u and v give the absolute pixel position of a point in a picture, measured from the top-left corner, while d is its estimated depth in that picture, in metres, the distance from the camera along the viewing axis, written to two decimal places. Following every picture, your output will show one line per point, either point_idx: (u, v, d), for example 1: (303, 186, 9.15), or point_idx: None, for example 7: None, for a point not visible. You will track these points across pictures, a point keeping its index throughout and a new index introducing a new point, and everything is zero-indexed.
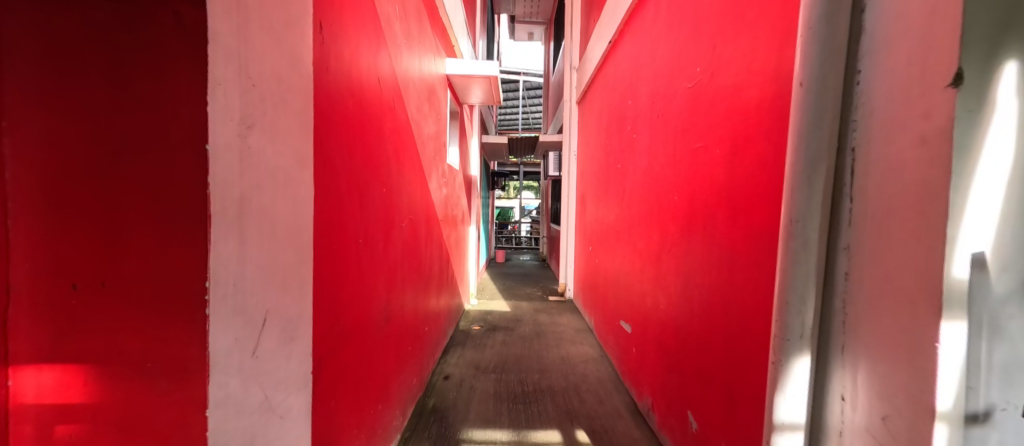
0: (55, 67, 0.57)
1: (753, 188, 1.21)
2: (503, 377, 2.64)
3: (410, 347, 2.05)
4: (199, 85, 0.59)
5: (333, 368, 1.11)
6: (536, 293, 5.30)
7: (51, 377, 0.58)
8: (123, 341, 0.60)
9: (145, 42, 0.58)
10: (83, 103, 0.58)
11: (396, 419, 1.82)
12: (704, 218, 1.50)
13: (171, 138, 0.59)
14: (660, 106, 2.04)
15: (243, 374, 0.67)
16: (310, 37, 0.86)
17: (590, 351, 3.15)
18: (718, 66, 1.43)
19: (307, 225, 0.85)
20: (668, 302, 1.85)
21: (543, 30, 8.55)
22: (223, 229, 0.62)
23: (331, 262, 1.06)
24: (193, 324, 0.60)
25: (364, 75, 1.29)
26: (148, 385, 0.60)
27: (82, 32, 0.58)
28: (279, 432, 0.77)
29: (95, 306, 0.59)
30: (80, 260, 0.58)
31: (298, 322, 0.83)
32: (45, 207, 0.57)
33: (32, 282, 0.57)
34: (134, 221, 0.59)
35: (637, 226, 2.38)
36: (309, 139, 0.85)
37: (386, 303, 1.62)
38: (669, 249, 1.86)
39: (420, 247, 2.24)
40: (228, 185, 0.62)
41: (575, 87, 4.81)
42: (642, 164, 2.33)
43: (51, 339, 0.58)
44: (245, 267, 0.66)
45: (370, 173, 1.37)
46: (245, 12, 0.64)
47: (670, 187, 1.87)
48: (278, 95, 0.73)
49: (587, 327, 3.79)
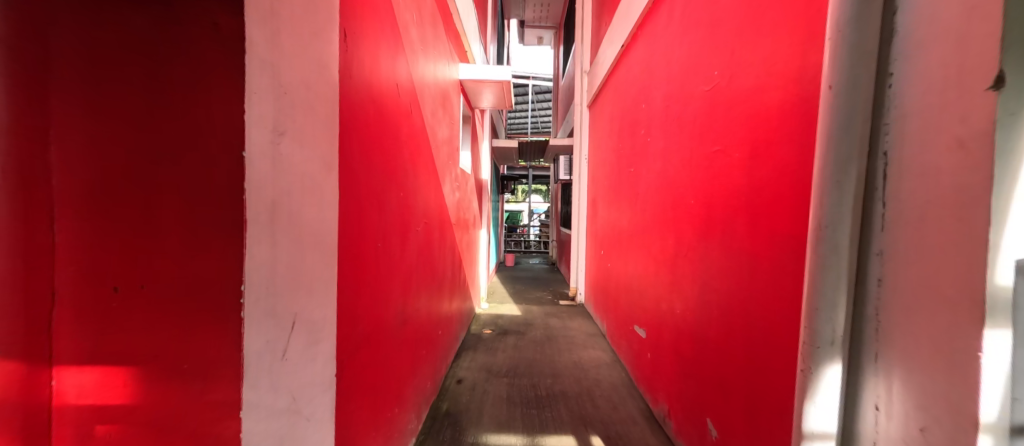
0: (96, 75, 0.59)
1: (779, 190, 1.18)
2: (515, 382, 2.64)
3: (424, 351, 2.06)
4: (236, 93, 0.60)
5: (354, 371, 1.13)
6: (547, 297, 5.29)
7: (90, 377, 0.60)
8: (159, 342, 0.61)
9: (180, 48, 0.60)
10: (120, 110, 0.59)
11: (411, 422, 1.83)
12: (723, 222, 1.48)
13: (207, 143, 0.60)
14: (674, 109, 2.03)
15: (273, 376, 0.68)
16: (335, 45, 0.87)
17: (602, 355, 3.13)
18: (738, 69, 1.42)
19: (331, 230, 0.87)
20: (684, 307, 1.83)
21: (553, 34, 8.59)
22: (257, 233, 0.63)
23: (352, 266, 1.08)
24: (228, 327, 0.61)
25: (383, 81, 1.31)
26: (184, 386, 0.62)
27: (119, 38, 0.60)
28: (305, 434, 0.78)
29: (132, 307, 0.61)
30: (120, 262, 0.60)
31: (322, 325, 0.83)
32: (85, 213, 0.59)
33: (72, 284, 0.59)
34: (169, 225, 0.61)
35: (651, 230, 2.37)
36: (334, 145, 0.87)
37: (402, 308, 1.63)
38: (685, 253, 1.84)
39: (434, 252, 2.26)
40: (261, 190, 0.63)
41: (585, 90, 4.80)
42: (656, 167, 2.31)
43: (91, 340, 0.60)
44: (275, 271, 0.68)
45: (388, 178, 1.39)
46: (277, 22, 0.66)
47: (686, 190, 1.85)
48: (306, 102, 0.75)
49: (598, 331, 3.77)
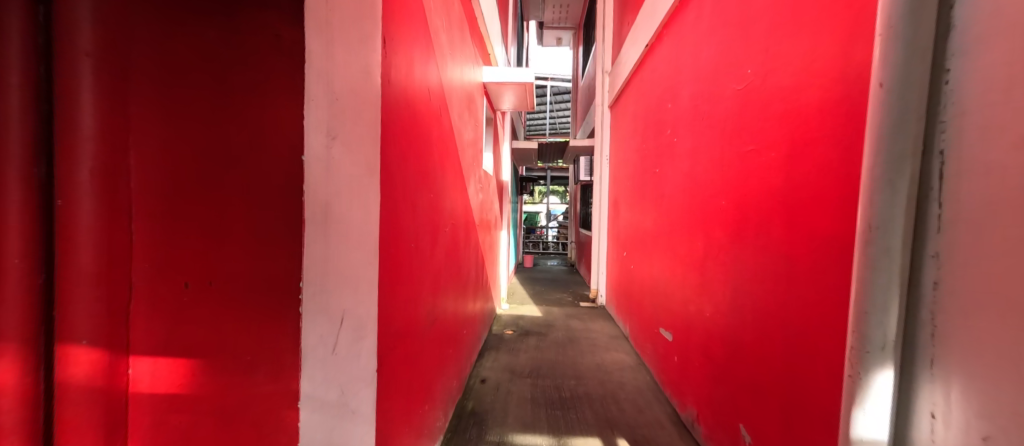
0: (169, 83, 0.64)
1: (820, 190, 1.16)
2: (538, 383, 2.64)
3: (450, 350, 2.10)
4: (296, 100, 0.63)
5: (390, 367, 1.16)
6: (568, 299, 5.26)
7: (162, 366, 0.65)
8: (224, 334, 0.65)
9: (243, 59, 0.64)
10: (189, 116, 0.64)
11: (439, 420, 1.86)
12: (758, 223, 1.45)
13: (268, 148, 0.63)
14: (703, 108, 2.00)
15: (325, 368, 0.71)
16: (377, 51, 0.91)
17: (626, 358, 3.10)
18: (773, 67, 1.39)
19: (373, 230, 0.90)
20: (714, 310, 1.80)
21: (572, 34, 8.56)
22: (312, 232, 0.67)
23: (389, 265, 1.11)
24: (286, 321, 0.65)
25: (417, 85, 1.35)
26: (247, 376, 0.65)
27: (189, 48, 0.64)
28: (351, 426, 0.81)
29: (201, 301, 0.65)
30: (190, 259, 0.64)
31: (365, 321, 0.87)
32: (157, 213, 0.64)
33: (146, 278, 0.64)
34: (233, 225, 0.65)
35: (677, 232, 2.34)
36: (376, 148, 0.90)
37: (431, 307, 1.67)
38: (715, 255, 1.80)
39: (460, 252, 2.30)
40: (317, 192, 0.67)
41: (607, 90, 4.77)
42: (683, 167, 2.28)
43: (164, 331, 0.64)
44: (327, 269, 0.71)
45: (420, 180, 1.42)
46: (330, 32, 0.69)
47: (716, 191, 1.82)
48: (354, 108, 0.78)
49: (621, 333, 3.73)
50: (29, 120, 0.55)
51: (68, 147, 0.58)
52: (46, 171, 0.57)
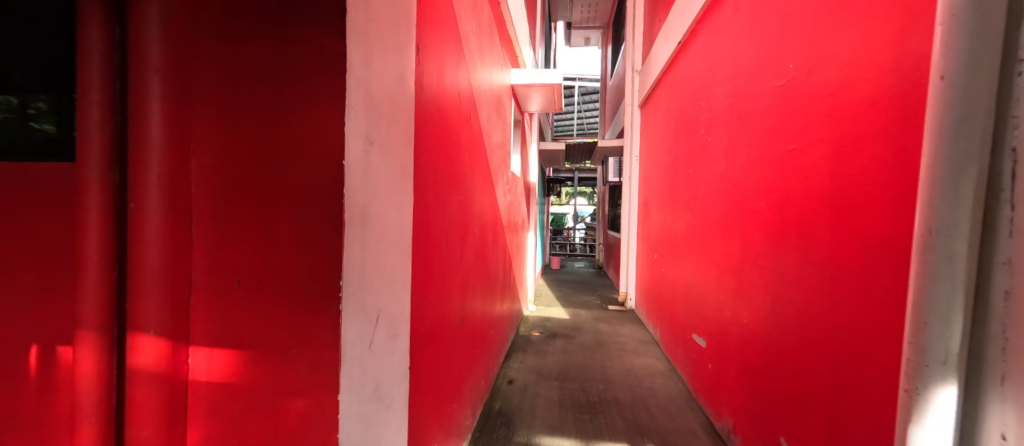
0: (227, 97, 0.68)
1: (876, 190, 1.08)
2: (565, 385, 2.62)
3: (478, 350, 2.12)
4: (338, 108, 0.67)
5: (422, 365, 1.20)
6: (596, 302, 5.19)
7: (217, 357, 0.70)
8: (273, 329, 0.69)
9: (292, 71, 0.68)
10: (243, 127, 0.69)
11: (467, 418, 1.89)
12: (801, 225, 1.38)
13: (311, 154, 0.67)
14: (739, 106, 1.93)
15: (363, 364, 0.74)
16: (412, 58, 0.94)
17: (657, 363, 3.02)
18: (818, 61, 1.33)
19: (407, 231, 0.93)
20: (752, 316, 1.73)
21: (601, 34, 8.47)
22: (351, 233, 0.70)
23: (421, 266, 1.14)
24: (327, 318, 0.68)
25: (448, 89, 1.38)
26: (292, 368, 0.69)
27: (245, 64, 0.69)
28: (385, 420, 0.84)
29: (252, 298, 0.69)
30: (243, 259, 0.69)
31: (399, 320, 0.89)
32: (215, 216, 0.68)
33: (205, 276, 0.69)
34: (281, 227, 0.69)
35: (712, 234, 2.26)
36: (410, 152, 0.93)
37: (460, 307, 1.70)
38: (753, 259, 1.73)
39: (488, 253, 2.33)
40: (356, 195, 0.70)
41: (637, 90, 4.68)
42: (718, 168, 2.21)
43: (220, 324, 0.69)
44: (365, 269, 0.74)
45: (450, 182, 1.46)
46: (369, 42, 0.72)
47: (754, 192, 1.75)
48: (390, 113, 0.81)
49: (651, 338, 3.64)
50: (105, 132, 0.65)
51: (140, 154, 0.63)
52: (118, 179, 0.66)
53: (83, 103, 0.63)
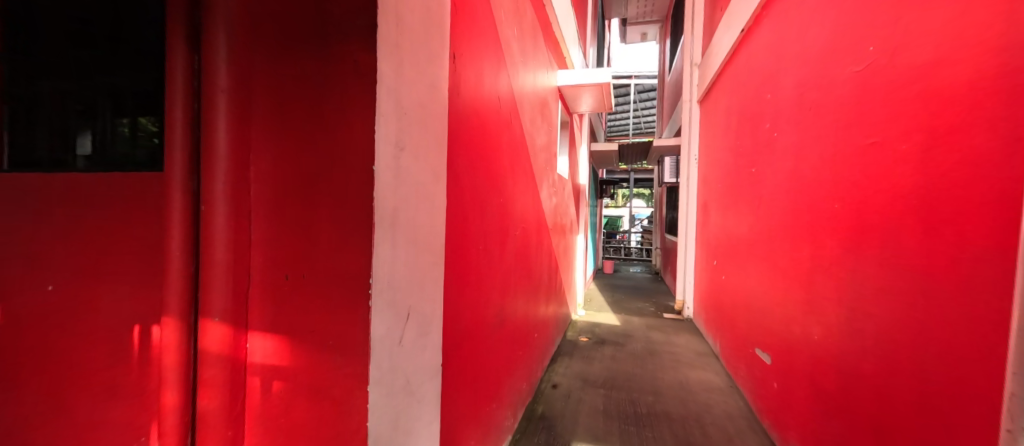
0: (278, 111, 0.76)
1: (985, 187, 0.92)
2: (612, 394, 2.54)
3: (520, 351, 2.13)
4: (369, 117, 0.71)
5: (457, 364, 1.23)
6: (649, 309, 4.96)
7: (268, 344, 0.77)
8: (313, 321, 0.75)
9: (331, 85, 0.73)
10: (289, 137, 0.75)
11: (508, 420, 1.91)
12: (885, 229, 1.22)
13: (347, 161, 0.72)
14: (810, 96, 1.75)
15: (392, 358, 0.78)
16: (445, 66, 0.97)
17: (715, 378, 2.81)
18: (905, 41, 1.17)
19: (439, 233, 0.96)
20: (824, 332, 1.55)
21: (659, 28, 8.10)
22: (382, 234, 0.73)
23: (457, 266, 1.17)
24: (358, 314, 0.72)
25: (487, 93, 1.41)
26: (328, 358, 0.74)
27: (293, 80, 0.75)
28: (416, 414, 0.87)
29: (296, 292, 0.76)
30: (289, 257, 0.76)
31: (431, 318, 0.93)
32: (268, 217, 0.76)
33: (260, 270, 0.77)
34: (321, 228, 0.75)
35: (778, 239, 2.06)
36: (443, 156, 0.96)
37: (500, 309, 1.72)
38: (826, 267, 1.55)
39: (531, 255, 2.34)
40: (385, 198, 0.74)
41: (696, 84, 4.41)
42: (785, 166, 2.01)
43: (271, 314, 0.77)
44: (395, 268, 0.77)
45: (489, 185, 1.48)
46: (400, 53, 0.76)
47: (826, 192, 1.57)
48: (421, 120, 0.84)
49: (709, 351, 3.40)
50: (186, 146, 0.75)
51: (210, 165, 0.73)
52: (196, 185, 0.77)
53: (170, 122, 0.74)
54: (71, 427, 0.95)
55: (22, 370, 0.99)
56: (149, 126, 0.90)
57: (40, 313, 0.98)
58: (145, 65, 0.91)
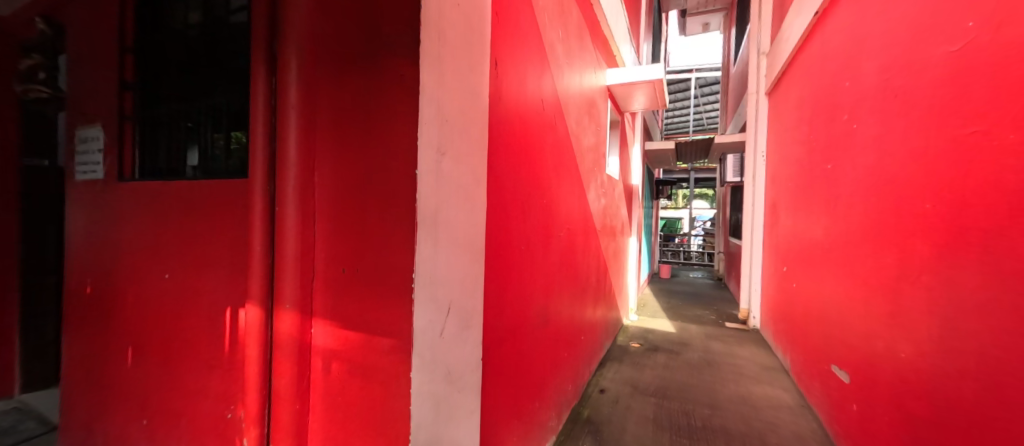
0: (336, 123, 0.86)
1: None
2: (663, 404, 2.45)
3: (566, 353, 2.13)
4: (413, 125, 0.77)
5: (499, 360, 1.28)
6: (709, 317, 4.67)
7: (328, 330, 0.87)
8: (365, 311, 0.83)
9: (380, 98, 0.81)
10: (345, 146, 0.85)
11: (552, 421, 1.92)
12: (993, 232, 1.06)
13: (394, 166, 0.79)
14: (895, 83, 1.57)
15: (434, 349, 0.83)
16: (486, 74, 1.02)
17: (783, 396, 2.58)
18: (1013, 14, 1.03)
19: (480, 233, 1.01)
20: (913, 348, 1.37)
21: (722, 17, 7.58)
22: (424, 233, 0.79)
23: (498, 266, 1.22)
24: (403, 306, 0.79)
25: (530, 97, 1.45)
26: (378, 346, 0.82)
27: (350, 94, 0.85)
28: (456, 403, 0.92)
29: (351, 284, 0.85)
30: (346, 253, 0.85)
31: (471, 313, 0.98)
32: (329, 217, 0.87)
33: (323, 264, 0.87)
34: (371, 227, 0.83)
35: (857, 244, 1.86)
36: (483, 160, 1.01)
37: (544, 309, 1.74)
38: (916, 275, 1.38)
39: (578, 257, 2.33)
40: (427, 200, 0.80)
41: (763, 75, 4.08)
42: (865, 161, 1.81)
43: (331, 303, 0.87)
44: (436, 265, 0.83)
45: (533, 187, 1.52)
46: (441, 65, 0.82)
47: (915, 190, 1.40)
48: (461, 126, 0.90)
49: (777, 365, 3.12)
50: (265, 156, 0.88)
51: (284, 172, 0.85)
52: (272, 189, 0.89)
53: (253, 135, 0.87)
54: (180, 393, 1.14)
55: (146, 344, 1.21)
56: (238, 139, 1.07)
57: (158, 297, 1.18)
58: (236, 88, 1.08)
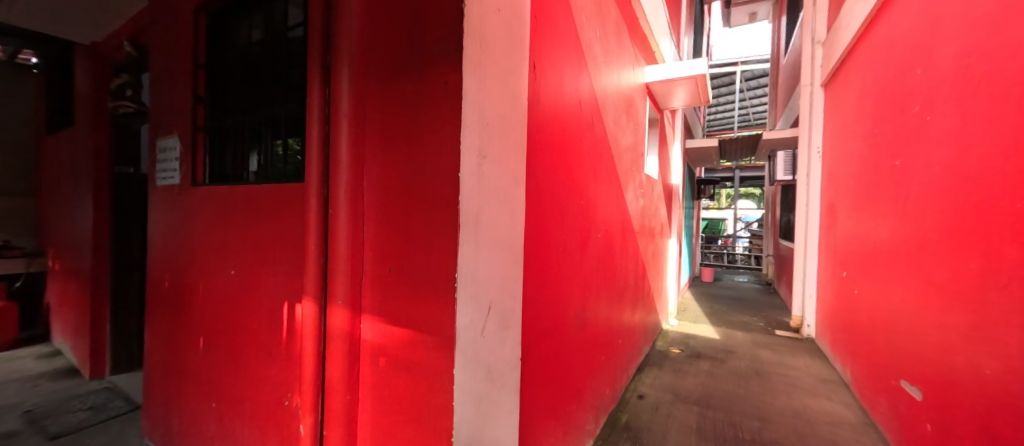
0: (384, 129, 0.90)
1: None
2: (707, 413, 2.34)
3: (603, 356, 2.09)
4: (456, 130, 0.80)
5: (536, 361, 1.28)
6: (757, 324, 4.41)
7: (376, 326, 0.92)
8: (410, 308, 0.87)
9: (424, 103, 0.84)
10: (392, 151, 0.89)
11: (590, 424, 1.90)
12: None
13: (438, 169, 0.82)
14: (976, 69, 1.42)
15: (475, 347, 0.85)
16: (525, 77, 1.03)
17: (843, 412, 2.39)
18: None
19: (519, 235, 1.02)
20: (1003, 365, 1.23)
21: (772, 6, 7.15)
22: (466, 234, 0.82)
23: (536, 267, 1.23)
24: (446, 305, 0.81)
25: (568, 98, 1.45)
26: (423, 342, 0.85)
27: (396, 101, 0.89)
28: (496, 402, 0.94)
29: (397, 283, 0.89)
30: (392, 253, 0.89)
31: (510, 314, 0.99)
32: (377, 218, 0.91)
33: (371, 263, 0.92)
34: (416, 228, 0.86)
35: (931, 248, 1.69)
36: (522, 162, 1.02)
37: (582, 312, 1.73)
38: (1006, 283, 1.23)
39: (616, 259, 2.29)
40: (469, 202, 0.82)
41: (818, 65, 3.81)
42: (942, 157, 1.65)
43: (379, 300, 0.91)
44: (477, 265, 0.85)
45: (570, 188, 1.51)
46: (482, 70, 0.84)
47: (1002, 188, 1.26)
48: (501, 129, 0.92)
49: (836, 378, 2.89)
50: (319, 161, 0.94)
51: (336, 176, 0.91)
52: (326, 192, 0.96)
53: (309, 142, 0.94)
54: (243, 380, 1.24)
55: (215, 334, 1.33)
56: (294, 146, 1.15)
57: (225, 291, 1.29)
58: (293, 99, 1.16)
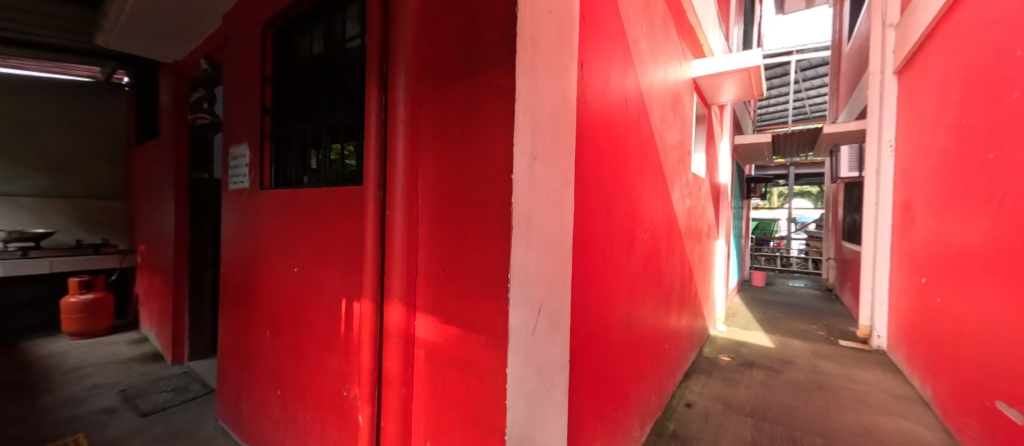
0: (437, 133, 0.94)
1: None
2: (763, 426, 2.20)
3: (649, 361, 2.03)
4: (509, 132, 0.81)
5: (583, 363, 1.26)
6: (817, 332, 4.08)
7: (430, 323, 0.95)
8: (463, 307, 0.89)
9: (477, 107, 0.86)
10: (445, 154, 0.92)
11: (636, 431, 1.85)
12: None
13: (490, 171, 0.84)
14: None
15: (527, 347, 0.86)
16: (574, 77, 1.02)
17: (923, 433, 2.15)
18: None
19: (568, 236, 1.01)
20: None
21: None
22: (519, 235, 0.82)
23: (584, 268, 1.21)
24: (499, 305, 0.82)
25: (614, 96, 1.42)
26: (476, 341, 0.87)
27: (449, 106, 0.92)
28: (547, 403, 0.94)
29: (450, 282, 0.91)
30: (445, 253, 0.92)
31: (560, 315, 0.99)
32: (431, 220, 0.95)
33: (425, 263, 0.95)
34: (469, 229, 0.88)
35: None
36: (572, 163, 1.01)
37: (627, 314, 1.68)
38: None
39: (662, 260, 2.21)
40: (521, 204, 0.82)
41: (890, 50, 3.47)
42: None
43: (432, 299, 0.94)
44: (529, 266, 0.86)
45: (616, 187, 1.48)
46: (534, 71, 0.84)
47: None
48: (551, 130, 0.91)
49: (914, 395, 2.61)
50: (377, 165, 0.99)
51: (393, 180, 0.96)
52: (383, 194, 1.00)
53: (367, 147, 0.99)
54: (305, 370, 1.32)
55: (280, 326, 1.44)
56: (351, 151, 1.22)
57: (289, 287, 1.39)
58: (350, 106, 1.23)
